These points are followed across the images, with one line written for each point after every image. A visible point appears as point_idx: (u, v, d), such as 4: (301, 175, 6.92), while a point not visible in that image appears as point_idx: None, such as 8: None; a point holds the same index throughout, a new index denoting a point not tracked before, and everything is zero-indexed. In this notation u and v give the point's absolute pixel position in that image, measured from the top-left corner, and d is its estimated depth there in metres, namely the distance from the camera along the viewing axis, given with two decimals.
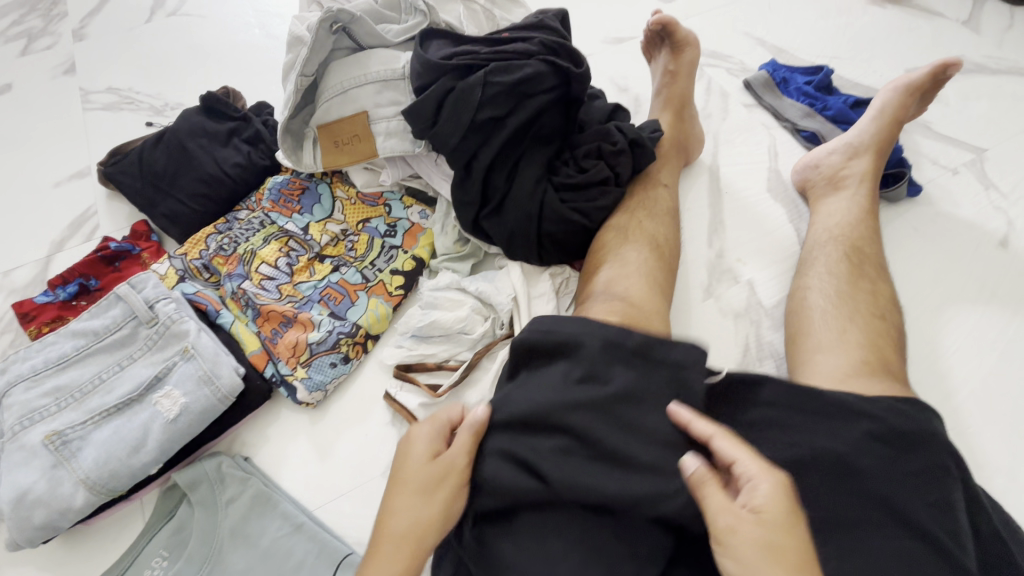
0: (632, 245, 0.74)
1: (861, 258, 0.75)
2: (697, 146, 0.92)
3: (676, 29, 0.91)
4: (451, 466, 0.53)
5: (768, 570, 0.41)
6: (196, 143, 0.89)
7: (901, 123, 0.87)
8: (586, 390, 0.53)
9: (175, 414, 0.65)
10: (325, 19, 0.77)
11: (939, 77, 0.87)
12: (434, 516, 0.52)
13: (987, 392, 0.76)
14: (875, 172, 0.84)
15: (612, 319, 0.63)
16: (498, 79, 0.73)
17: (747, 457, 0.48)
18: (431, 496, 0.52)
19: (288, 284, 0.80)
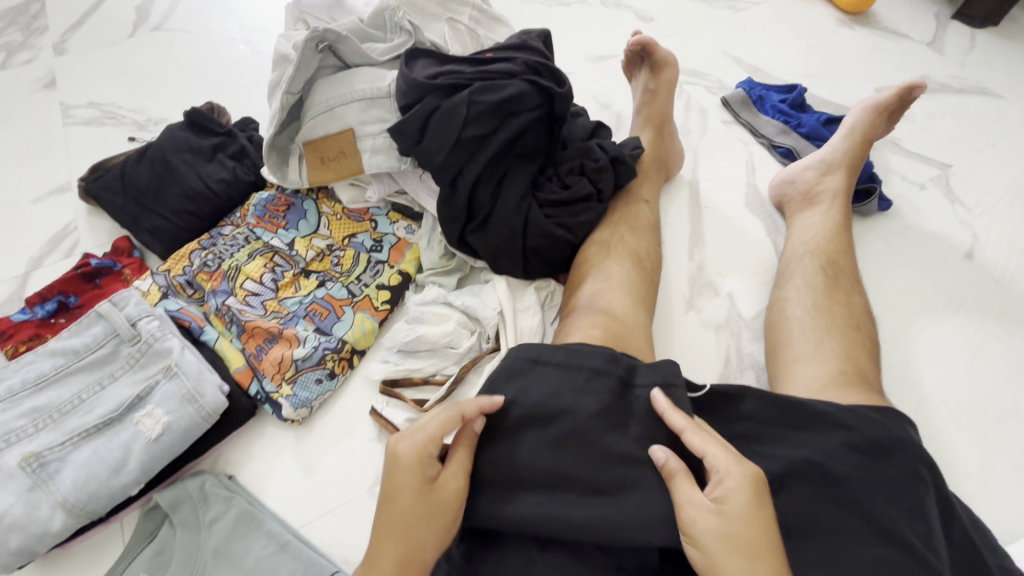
0: (615, 260, 0.75)
1: (837, 270, 0.78)
2: (678, 161, 0.94)
3: (654, 49, 0.94)
4: (453, 493, 0.51)
5: (725, 558, 0.45)
6: (180, 159, 0.89)
7: (871, 141, 0.90)
8: (575, 409, 0.54)
9: (158, 433, 0.64)
10: (311, 38, 0.78)
11: (906, 98, 0.91)
12: (432, 542, 0.51)
13: (957, 399, 0.79)
14: (847, 188, 0.87)
15: (594, 333, 0.65)
16: (482, 99, 0.74)
17: (716, 451, 0.50)
18: (433, 524, 0.51)
19: (273, 300, 0.80)
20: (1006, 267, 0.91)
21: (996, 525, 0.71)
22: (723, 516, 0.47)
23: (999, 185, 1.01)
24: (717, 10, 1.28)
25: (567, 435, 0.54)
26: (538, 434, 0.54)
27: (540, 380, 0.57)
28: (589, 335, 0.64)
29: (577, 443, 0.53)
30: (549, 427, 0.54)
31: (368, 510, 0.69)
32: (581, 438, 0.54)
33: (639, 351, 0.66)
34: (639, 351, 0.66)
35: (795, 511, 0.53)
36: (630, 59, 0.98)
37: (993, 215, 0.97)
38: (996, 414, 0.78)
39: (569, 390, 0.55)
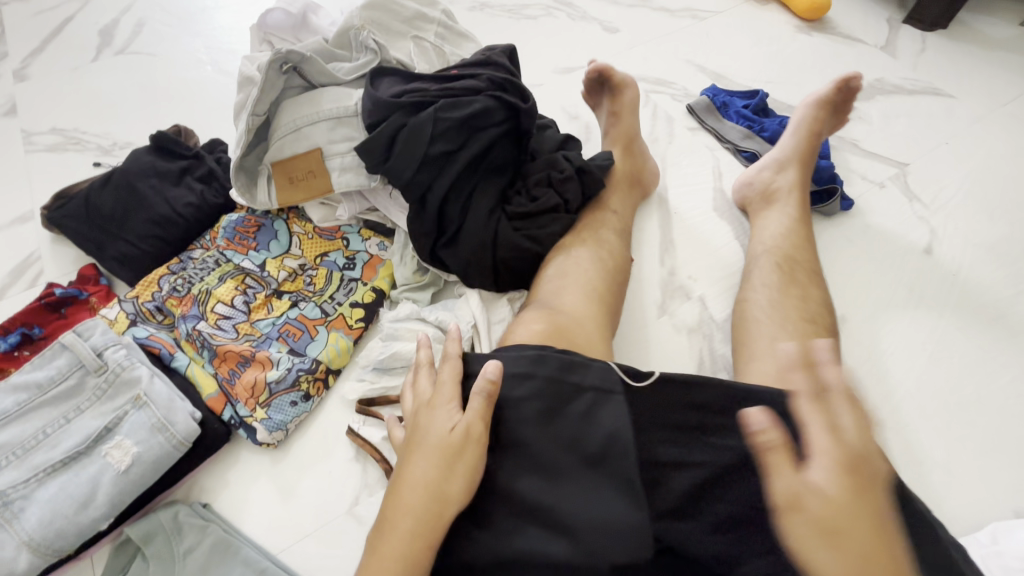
0: (570, 259, 0.77)
1: (793, 265, 0.79)
2: (652, 176, 0.96)
3: (612, 73, 0.95)
4: (467, 437, 0.54)
5: (829, 554, 0.39)
6: (147, 184, 0.87)
7: (819, 135, 0.92)
8: (516, 421, 0.56)
9: (126, 465, 0.63)
10: (275, 59, 0.79)
11: (848, 89, 0.93)
12: (459, 482, 0.53)
13: (922, 390, 0.81)
14: (801, 183, 0.90)
15: (536, 326, 0.66)
16: (448, 115, 0.75)
17: (819, 429, 0.44)
18: (456, 461, 0.53)
19: (246, 322, 0.80)
20: (963, 261, 0.94)
21: (966, 512, 0.73)
22: (831, 505, 0.40)
23: (953, 181, 1.05)
24: (679, 20, 1.31)
25: (506, 451, 0.56)
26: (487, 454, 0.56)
27: None
28: (531, 331, 0.65)
29: (521, 458, 0.55)
30: (495, 442, 0.56)
31: (347, 532, 0.69)
32: (524, 452, 0.55)
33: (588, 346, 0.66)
34: (586, 347, 0.65)
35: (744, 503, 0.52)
36: (590, 87, 1.00)
37: (949, 211, 1.01)
38: (959, 403, 0.81)
39: (509, 404, 0.57)
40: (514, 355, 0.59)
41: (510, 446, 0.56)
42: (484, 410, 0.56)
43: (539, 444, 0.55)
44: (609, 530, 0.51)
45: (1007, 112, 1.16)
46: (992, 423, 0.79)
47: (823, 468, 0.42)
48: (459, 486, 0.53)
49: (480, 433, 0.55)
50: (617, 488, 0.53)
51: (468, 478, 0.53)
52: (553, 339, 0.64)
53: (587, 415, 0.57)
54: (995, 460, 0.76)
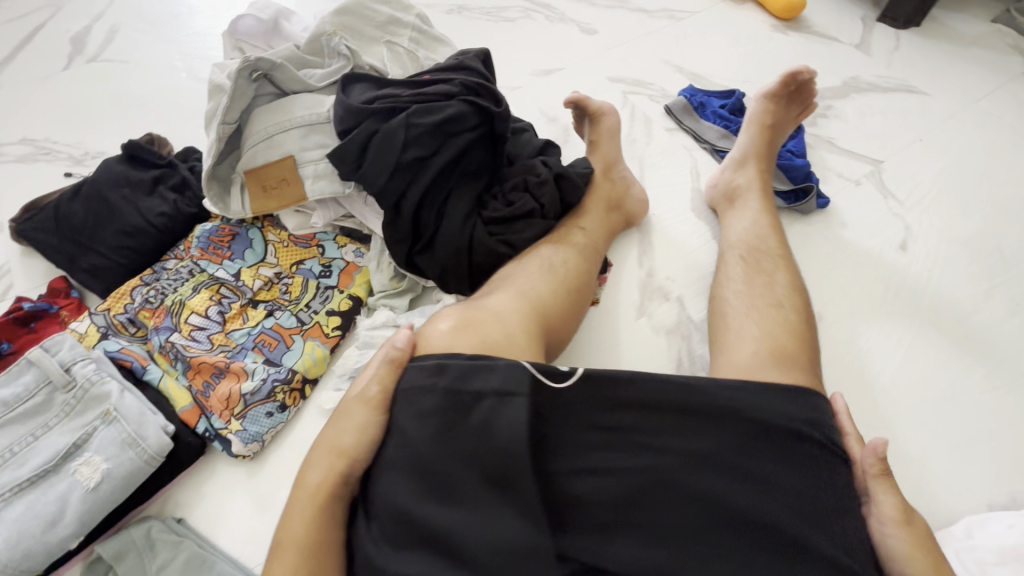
0: (517, 265, 0.75)
1: (758, 256, 0.80)
2: (641, 206, 0.92)
3: (588, 102, 0.93)
4: (365, 397, 0.57)
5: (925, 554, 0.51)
6: (118, 194, 0.86)
7: (771, 129, 0.94)
8: (413, 438, 0.53)
9: (96, 482, 0.62)
10: (244, 67, 0.78)
11: (799, 82, 0.94)
12: (352, 440, 0.55)
13: (897, 385, 0.82)
14: (759, 177, 0.91)
15: (444, 322, 0.62)
16: (420, 121, 0.75)
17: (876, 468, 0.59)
18: (352, 422, 0.56)
19: (220, 333, 0.79)
20: (937, 256, 0.95)
21: (941, 506, 0.73)
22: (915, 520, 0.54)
23: (927, 177, 1.06)
24: (657, 20, 1.32)
25: (413, 471, 0.52)
26: (388, 476, 0.53)
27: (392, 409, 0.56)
28: (439, 328, 0.61)
29: (419, 479, 0.52)
30: (397, 463, 0.53)
31: None
32: (424, 473, 0.52)
33: (510, 343, 0.61)
34: (505, 345, 0.60)
35: (684, 507, 0.50)
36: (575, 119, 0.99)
37: (923, 207, 1.02)
38: (934, 398, 0.81)
39: (409, 420, 0.54)
40: (417, 367, 0.57)
41: (409, 467, 0.53)
42: (384, 371, 0.58)
43: (438, 463, 0.52)
44: (506, 553, 0.48)
45: (979, 108, 1.18)
46: (966, 417, 0.80)
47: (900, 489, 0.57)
48: (354, 440, 0.55)
49: (378, 398, 0.57)
50: (517, 508, 0.50)
51: (360, 431, 0.55)
52: (463, 333, 0.60)
53: (484, 427, 0.52)
54: (969, 453, 0.77)
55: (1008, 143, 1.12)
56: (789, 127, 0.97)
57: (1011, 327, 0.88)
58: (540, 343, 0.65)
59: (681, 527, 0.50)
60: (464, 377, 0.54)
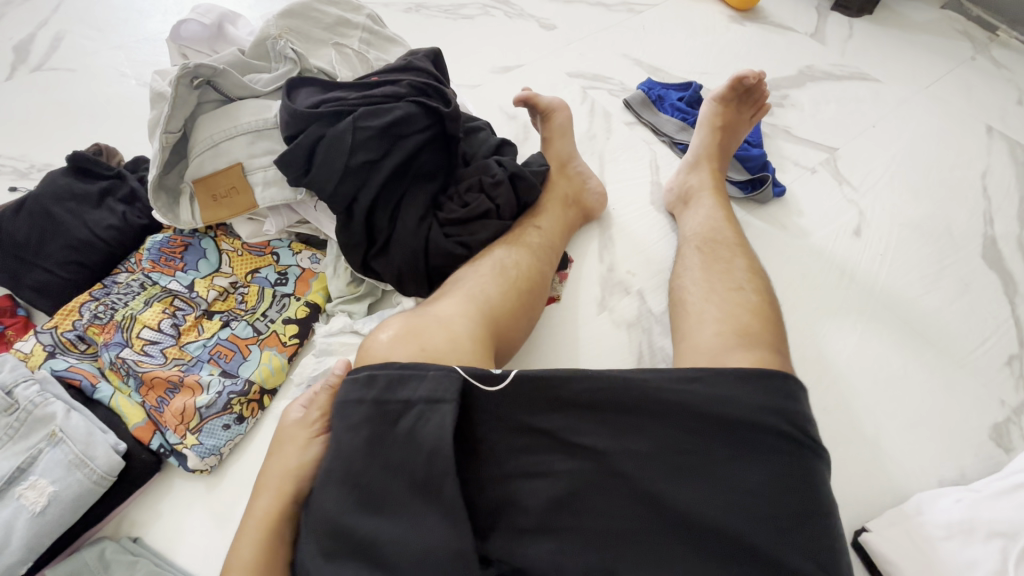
0: (468, 269, 0.75)
1: (714, 246, 0.81)
2: (598, 201, 0.93)
3: (538, 100, 0.94)
4: (305, 420, 0.62)
5: None
6: (63, 207, 0.82)
7: (723, 131, 0.96)
8: (346, 450, 0.54)
9: (42, 506, 0.61)
10: (183, 74, 0.76)
11: (746, 85, 0.96)
12: (294, 459, 0.60)
13: (850, 369, 0.84)
14: (709, 179, 0.93)
15: (386, 332, 0.63)
16: (368, 123, 0.74)
17: None
18: (290, 446, 0.61)
19: (174, 347, 0.77)
20: (889, 240, 0.97)
21: (894, 483, 0.75)
22: None
23: (880, 163, 1.08)
24: (616, 14, 1.32)
25: (343, 485, 0.52)
26: (322, 489, 0.53)
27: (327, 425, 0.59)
28: (382, 339, 0.63)
29: (351, 489, 0.52)
30: (330, 475, 0.53)
31: None
32: (356, 483, 0.52)
33: (454, 348, 0.61)
34: (448, 351, 0.60)
35: (616, 506, 0.51)
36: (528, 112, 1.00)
37: (877, 192, 1.04)
38: (888, 378, 0.83)
39: (341, 433, 0.55)
40: (349, 380, 0.57)
41: (342, 479, 0.52)
42: (322, 394, 0.64)
43: (368, 473, 0.52)
44: (430, 563, 0.48)
45: (930, 94, 1.20)
46: (918, 395, 0.82)
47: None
48: (295, 460, 0.60)
49: (315, 419, 0.62)
50: (443, 515, 0.50)
51: (301, 451, 0.60)
52: (404, 341, 0.61)
53: (410, 435, 0.53)
54: (921, 431, 0.79)
55: (957, 127, 1.14)
56: (742, 128, 0.98)
57: (959, 307, 0.90)
58: (489, 350, 0.65)
59: (616, 529, 0.50)
60: (391, 388, 0.55)
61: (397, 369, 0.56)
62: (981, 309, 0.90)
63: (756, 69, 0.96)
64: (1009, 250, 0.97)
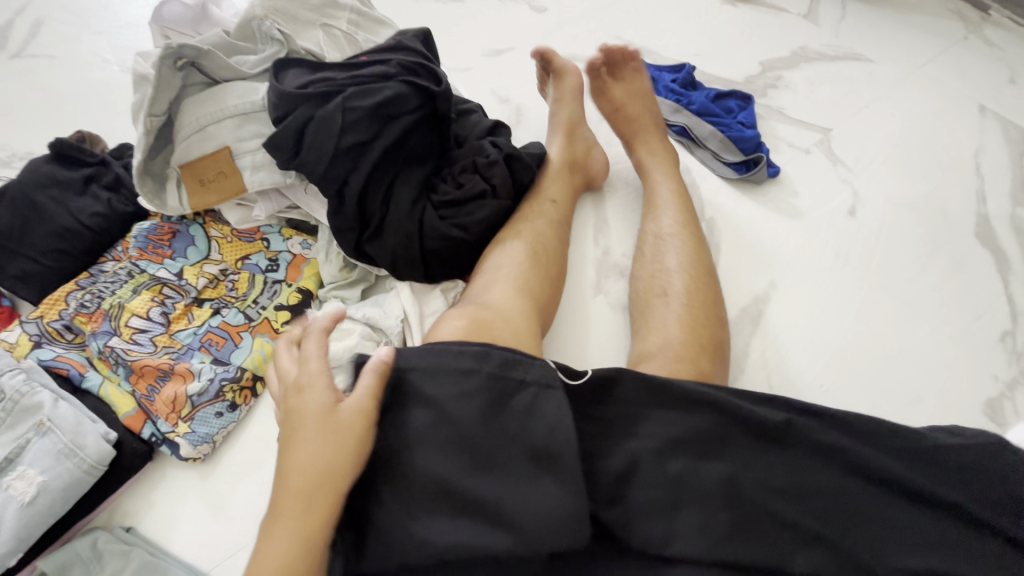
0: (506, 253, 0.75)
1: (688, 227, 0.81)
2: (601, 167, 0.93)
3: (553, 58, 0.97)
4: (361, 406, 0.52)
5: None
6: (46, 195, 0.80)
7: (619, 107, 0.97)
8: (458, 416, 0.53)
9: (31, 496, 0.60)
10: (167, 55, 0.75)
11: (601, 65, 0.99)
12: (354, 453, 0.51)
13: (845, 348, 0.84)
14: (640, 152, 0.93)
15: (460, 322, 0.62)
16: (358, 104, 0.73)
17: None
18: (341, 436, 0.50)
19: (164, 335, 0.76)
20: (884, 220, 0.97)
21: None
22: None
23: (874, 143, 1.08)
24: None
25: (449, 449, 0.52)
26: (424, 448, 0.52)
27: (413, 391, 0.54)
28: (454, 328, 0.61)
29: (463, 453, 0.52)
30: (434, 435, 0.52)
31: None
32: (467, 447, 0.52)
33: (517, 339, 0.63)
34: (513, 343, 0.62)
35: (675, 483, 0.52)
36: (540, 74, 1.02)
37: (871, 172, 1.04)
38: (883, 357, 0.84)
39: (450, 397, 0.53)
40: (455, 349, 0.55)
41: (451, 440, 0.52)
42: (371, 377, 0.53)
43: (483, 438, 0.52)
44: (553, 522, 0.49)
45: (922, 74, 1.20)
46: (913, 373, 0.82)
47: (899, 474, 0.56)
48: (353, 453, 0.50)
49: (371, 406, 0.52)
50: (559, 481, 0.51)
51: (360, 443, 0.51)
52: (476, 334, 0.60)
53: (528, 411, 0.53)
54: (916, 409, 0.79)
55: (950, 106, 1.14)
56: (637, 86, 0.97)
57: (954, 285, 0.90)
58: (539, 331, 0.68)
59: (665, 508, 0.51)
60: (507, 365, 0.55)
61: (504, 357, 0.55)
62: (975, 287, 0.90)
63: (596, 50, 1.00)
64: (1002, 228, 0.97)
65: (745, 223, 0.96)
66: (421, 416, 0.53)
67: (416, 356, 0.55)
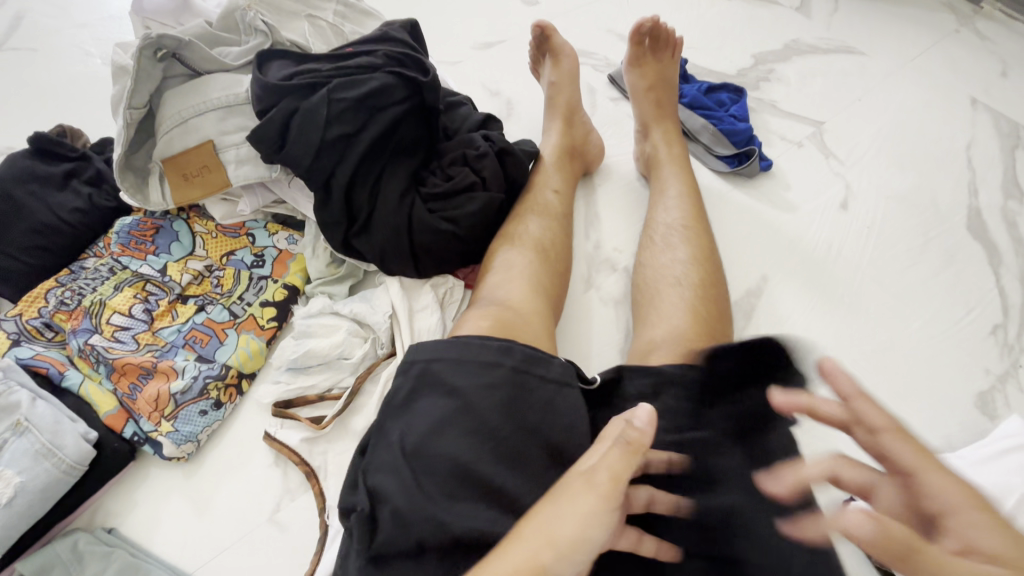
0: (518, 251, 0.74)
1: (699, 218, 0.80)
2: (598, 152, 0.94)
3: (553, 35, 0.97)
4: (594, 482, 0.44)
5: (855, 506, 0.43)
6: (25, 190, 0.78)
7: (653, 87, 0.95)
8: (482, 405, 0.52)
9: (9, 497, 0.59)
10: (146, 45, 0.73)
11: (645, 34, 0.95)
12: (587, 538, 0.42)
13: (839, 342, 0.84)
14: (667, 135, 0.92)
15: (483, 322, 0.62)
16: (343, 95, 0.71)
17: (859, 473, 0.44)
18: (580, 509, 0.42)
19: (147, 332, 0.74)
20: (876, 213, 0.97)
21: None
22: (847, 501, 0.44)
23: (867, 136, 1.07)
24: None
25: (470, 435, 0.51)
26: (445, 435, 0.51)
27: (444, 379, 0.54)
28: (478, 327, 0.61)
29: (485, 440, 0.51)
30: (456, 423, 0.51)
31: (268, 539, 0.66)
32: (488, 434, 0.51)
33: (535, 340, 0.63)
34: (533, 343, 0.62)
35: None
36: (534, 48, 1.01)
37: (863, 165, 1.03)
38: (875, 350, 0.83)
39: (474, 387, 0.53)
40: (481, 342, 0.56)
41: (473, 429, 0.51)
42: (619, 459, 0.44)
43: (504, 429, 0.52)
44: None
45: (914, 66, 1.19)
46: (906, 366, 0.82)
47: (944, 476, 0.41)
48: (570, 527, 0.41)
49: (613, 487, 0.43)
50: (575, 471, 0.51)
51: (583, 525, 0.42)
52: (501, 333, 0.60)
53: (546, 406, 0.55)
54: (909, 402, 0.79)
55: (941, 99, 1.14)
56: (670, 70, 0.96)
57: (945, 278, 0.90)
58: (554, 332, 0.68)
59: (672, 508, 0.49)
60: (532, 363, 0.56)
61: (527, 356, 0.56)
62: (967, 280, 0.90)
63: (646, 17, 0.96)
64: (993, 220, 0.97)
65: (737, 217, 0.96)
66: (444, 403, 0.53)
67: (443, 347, 0.56)
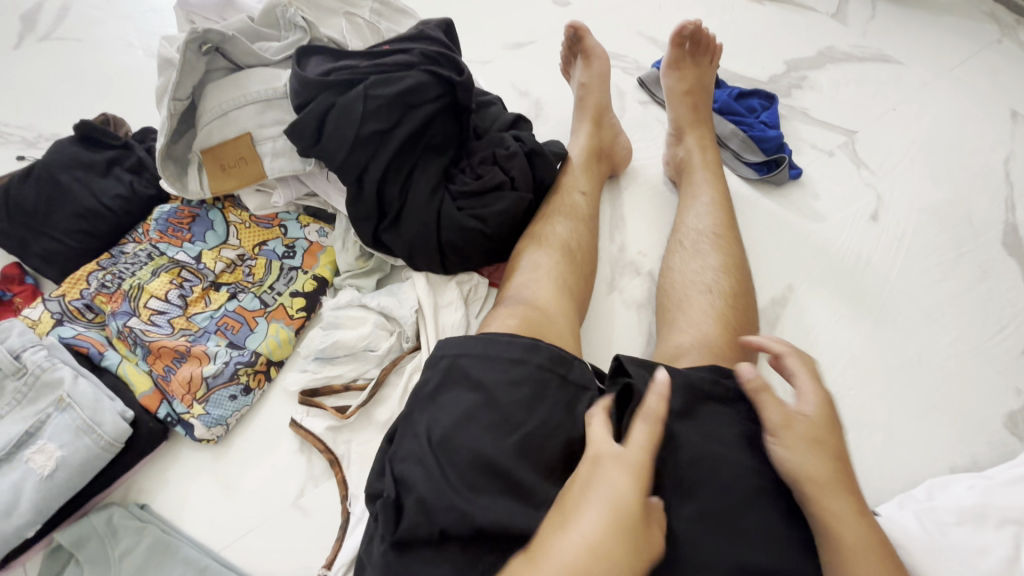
0: (545, 251, 0.75)
1: (727, 227, 0.79)
2: (625, 155, 0.94)
3: (586, 36, 0.97)
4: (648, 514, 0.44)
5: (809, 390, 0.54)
6: (71, 175, 0.81)
7: (690, 92, 0.94)
8: (505, 401, 0.53)
9: (50, 470, 0.62)
10: (192, 39, 0.75)
11: (687, 37, 0.95)
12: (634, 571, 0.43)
13: (865, 355, 0.83)
14: (702, 141, 0.91)
15: (509, 321, 0.63)
16: (379, 92, 0.73)
17: (806, 381, 0.54)
18: (643, 543, 0.43)
19: (181, 317, 0.77)
20: (908, 226, 0.95)
21: (904, 468, 0.74)
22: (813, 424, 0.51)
23: (900, 147, 1.06)
24: None
25: (492, 430, 0.52)
26: (470, 428, 0.52)
27: (467, 374, 0.55)
28: (505, 326, 0.62)
29: (508, 436, 0.52)
30: (479, 416, 0.52)
31: (291, 522, 0.68)
32: (511, 430, 0.52)
33: (560, 340, 0.63)
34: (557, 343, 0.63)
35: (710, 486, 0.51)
36: (564, 48, 1.01)
37: (895, 176, 1.01)
38: (901, 364, 0.82)
39: (499, 383, 0.54)
40: (506, 340, 0.57)
41: (496, 423, 0.52)
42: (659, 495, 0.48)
43: (527, 425, 0.53)
44: None
45: (952, 77, 1.17)
46: (932, 382, 0.81)
47: (807, 401, 0.53)
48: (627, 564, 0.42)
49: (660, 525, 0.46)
50: None
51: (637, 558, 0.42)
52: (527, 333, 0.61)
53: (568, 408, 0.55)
54: (935, 419, 0.78)
55: (979, 111, 1.11)
56: (707, 76, 0.96)
57: (976, 295, 0.88)
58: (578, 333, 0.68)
59: (701, 522, 0.49)
60: (555, 363, 0.56)
61: (553, 357, 0.56)
62: (999, 297, 0.88)
63: (688, 21, 0.96)
64: None
65: (763, 225, 0.95)
66: (469, 397, 0.54)
67: (466, 342, 0.57)
